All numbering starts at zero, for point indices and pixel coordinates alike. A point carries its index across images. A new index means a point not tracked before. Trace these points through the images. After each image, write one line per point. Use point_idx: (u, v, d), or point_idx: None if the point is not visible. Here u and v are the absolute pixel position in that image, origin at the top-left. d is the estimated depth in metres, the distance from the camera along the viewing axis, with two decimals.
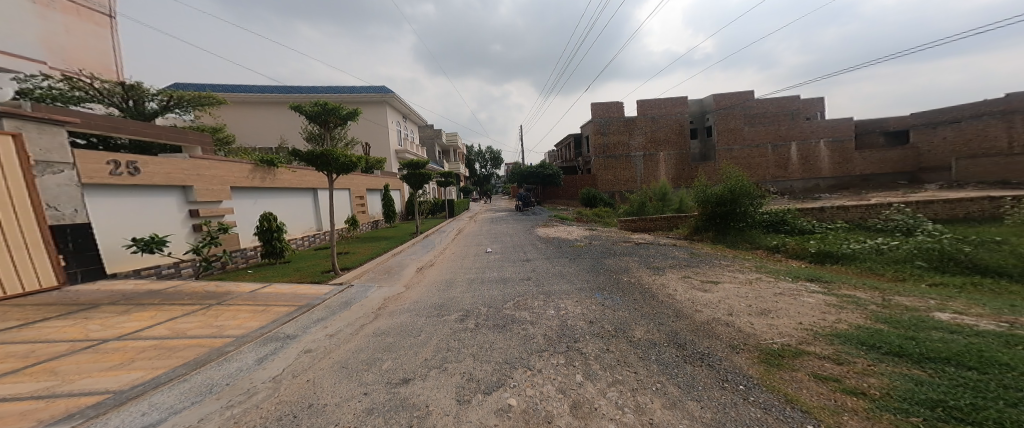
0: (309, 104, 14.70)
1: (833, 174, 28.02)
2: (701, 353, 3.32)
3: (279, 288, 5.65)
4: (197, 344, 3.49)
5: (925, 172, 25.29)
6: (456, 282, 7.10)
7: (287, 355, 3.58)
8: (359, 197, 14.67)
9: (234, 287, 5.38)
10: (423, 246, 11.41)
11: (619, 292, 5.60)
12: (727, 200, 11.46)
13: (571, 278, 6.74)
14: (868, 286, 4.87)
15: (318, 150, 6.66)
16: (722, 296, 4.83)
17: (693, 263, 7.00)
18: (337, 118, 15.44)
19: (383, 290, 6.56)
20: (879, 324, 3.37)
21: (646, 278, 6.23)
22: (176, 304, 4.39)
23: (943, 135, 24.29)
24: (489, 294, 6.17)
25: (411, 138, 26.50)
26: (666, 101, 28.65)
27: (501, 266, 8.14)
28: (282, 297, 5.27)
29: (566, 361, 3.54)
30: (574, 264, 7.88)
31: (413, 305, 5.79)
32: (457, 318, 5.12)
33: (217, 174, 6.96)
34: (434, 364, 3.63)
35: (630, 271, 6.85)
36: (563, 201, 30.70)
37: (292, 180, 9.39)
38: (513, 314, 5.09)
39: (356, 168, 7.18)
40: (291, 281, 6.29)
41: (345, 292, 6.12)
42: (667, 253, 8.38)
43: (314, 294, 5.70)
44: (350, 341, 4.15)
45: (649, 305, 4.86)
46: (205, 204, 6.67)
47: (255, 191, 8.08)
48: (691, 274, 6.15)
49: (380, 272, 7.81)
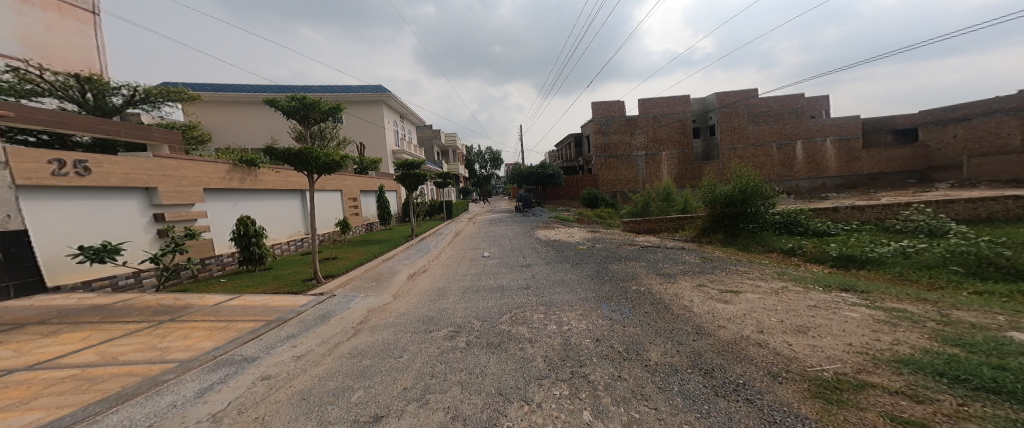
0: (285, 98, 13.54)
1: (840, 173, 27.44)
2: (735, 383, 2.74)
3: (249, 300, 5.09)
4: (128, 374, 2.92)
5: (935, 170, 24.73)
6: (449, 291, 6.55)
7: (237, 385, 3.00)
8: (352, 199, 14.15)
9: (195, 299, 4.83)
10: (418, 250, 10.84)
11: (629, 304, 5.00)
12: (738, 200, 10.87)
13: (573, 286, 6.16)
14: (913, 298, 4.26)
15: (295, 148, 6.07)
16: (746, 308, 4.23)
17: (706, 269, 6.43)
18: (319, 113, 14.20)
19: (368, 300, 6.00)
20: (952, 348, 2.77)
21: (656, 287, 5.65)
22: (119, 322, 3.85)
23: (953, 133, 23.70)
24: (483, 305, 5.61)
25: (408, 138, 26.00)
26: (668, 100, 28.06)
27: (498, 273, 7.59)
28: (250, 311, 4.72)
29: (571, 392, 2.97)
30: (577, 270, 7.30)
31: (399, 318, 5.23)
32: (447, 334, 4.57)
33: (187, 174, 6.41)
34: (414, 395, 3.05)
35: (638, 279, 6.26)
36: (564, 202, 30.19)
37: (275, 182, 8.87)
38: (510, 330, 4.52)
39: (339, 168, 6.59)
40: (266, 291, 5.73)
41: (324, 303, 5.57)
42: (677, 257, 7.79)
43: (288, 306, 5.14)
44: (319, 365, 3.59)
45: (665, 320, 4.27)
46: (172, 207, 6.12)
47: (233, 194, 7.56)
48: (707, 282, 5.55)
49: (368, 279, 7.26)
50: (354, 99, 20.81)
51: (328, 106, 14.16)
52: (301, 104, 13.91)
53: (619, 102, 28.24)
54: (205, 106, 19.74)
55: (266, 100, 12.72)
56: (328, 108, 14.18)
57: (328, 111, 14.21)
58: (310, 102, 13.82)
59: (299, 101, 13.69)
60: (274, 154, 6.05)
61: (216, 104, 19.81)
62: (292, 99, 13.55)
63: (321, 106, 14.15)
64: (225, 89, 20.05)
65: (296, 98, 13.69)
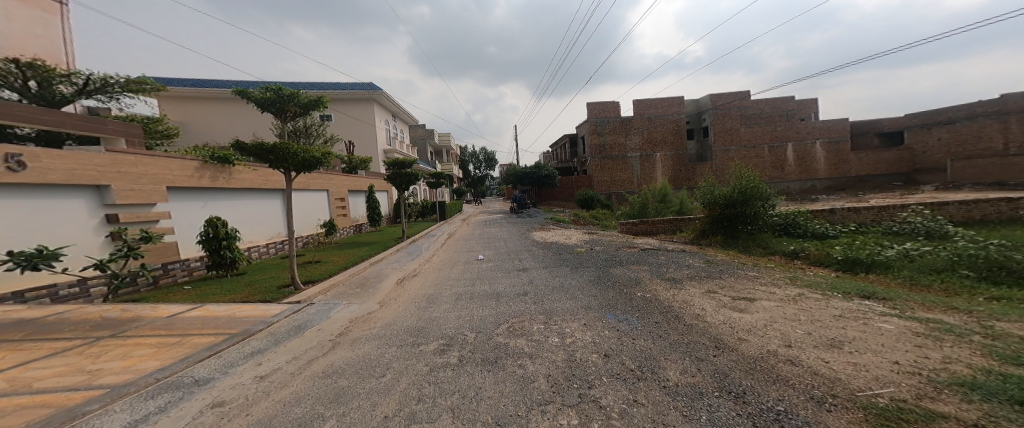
0: (259, 89, 12.68)
1: (829, 175, 27.84)
2: (774, 410, 2.33)
3: (212, 310, 4.55)
4: (41, 406, 2.45)
5: (920, 173, 25.14)
6: (440, 297, 6.08)
7: (179, 415, 2.51)
8: (339, 199, 13.54)
9: (148, 310, 4.29)
10: (408, 252, 10.32)
11: (636, 314, 4.63)
12: (738, 202, 10.67)
13: (574, 293, 5.75)
14: (941, 306, 3.94)
15: (269, 143, 5.49)
16: (765, 318, 3.87)
17: (713, 274, 6.10)
18: (298, 106, 13.43)
19: (350, 309, 5.50)
20: (1017, 369, 2.40)
21: (663, 294, 5.29)
22: (48, 340, 3.33)
23: (937, 136, 24.22)
24: (477, 314, 5.16)
25: (401, 137, 25.37)
26: (662, 101, 28.01)
27: (494, 277, 7.15)
28: (211, 323, 4.20)
29: (581, 421, 2.54)
30: (577, 275, 6.91)
31: (384, 329, 4.76)
32: (437, 348, 4.12)
33: (146, 171, 5.82)
34: (395, 425, 2.58)
35: (643, 285, 5.90)
36: (558, 203, 29.86)
37: (252, 180, 8.29)
38: (507, 344, 4.10)
39: (319, 166, 6.03)
40: (234, 299, 5.19)
41: (300, 313, 5.05)
42: (680, 261, 7.47)
43: (258, 317, 4.63)
44: (286, 387, 3.10)
45: (678, 332, 3.87)
46: (128, 208, 5.51)
47: (204, 193, 7.00)
48: (716, 288, 5.20)
49: (353, 285, 6.73)
50: (343, 96, 20.13)
51: (308, 99, 13.39)
52: (278, 96, 13.12)
53: (614, 103, 28.10)
54: (183, 102, 18.94)
55: (238, 91, 11.68)
56: (308, 101, 13.42)
57: (307, 103, 13.45)
58: (288, 94, 13.05)
59: (274, 92, 12.89)
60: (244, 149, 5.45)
61: (195, 100, 19.03)
62: (266, 91, 12.72)
63: (301, 98, 13.39)
64: (204, 84, 19.21)
65: (270, 89, 12.85)
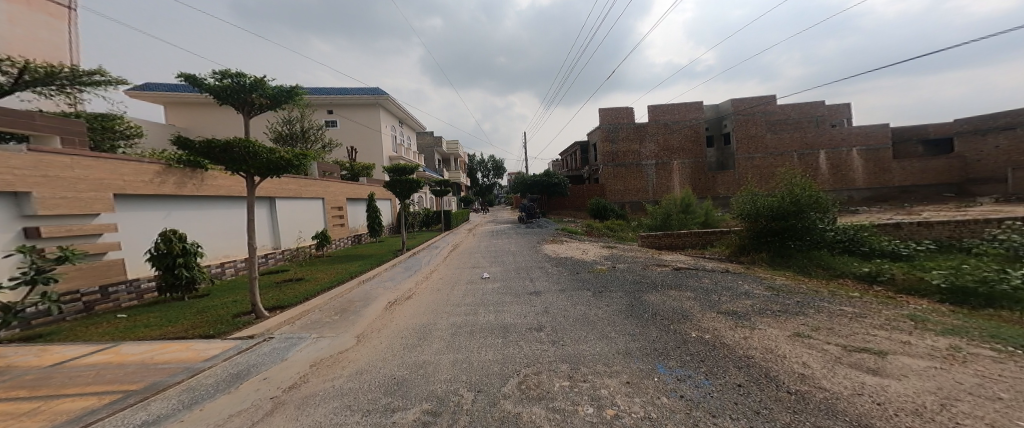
0: (211, 75, 6.68)
1: (868, 184, 25.61)
2: None
3: (125, 353, 3.42)
4: None
5: (974, 183, 22.85)
6: (432, 331, 4.79)
7: None
8: (336, 208, 12.57)
9: (29, 359, 3.17)
10: (405, 268, 9.15)
11: (702, 369, 3.27)
12: (789, 213, 9.14)
13: (605, 332, 4.39)
14: None
15: (220, 139, 4.41)
16: (931, 389, 2.47)
17: (787, 307, 4.66)
18: (264, 100, 7.55)
19: (317, 346, 4.27)
20: None
21: (733, 338, 3.85)
22: None
23: (993, 143, 21.96)
24: (479, 360, 3.85)
25: (408, 145, 24.60)
26: (680, 106, 26.60)
27: (500, 303, 5.82)
28: (112, 373, 3.05)
29: None
30: (603, 303, 5.52)
31: (353, 381, 3.50)
32: (419, 419, 2.82)
33: (86, 175, 4.85)
34: None
35: (694, 321, 4.50)
36: (570, 213, 28.47)
37: (226, 188, 7.34)
38: (520, 414, 2.80)
39: (289, 169, 4.95)
40: (169, 333, 4.03)
41: (250, 352, 3.86)
42: (733, 286, 5.99)
43: (187, 360, 3.47)
44: None
45: (787, 408, 2.48)
46: (56, 219, 4.51)
47: (165, 201, 6.12)
48: (808, 330, 3.78)
49: (330, 311, 5.51)
50: (349, 102, 19.54)
51: (278, 86, 7.59)
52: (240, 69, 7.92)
53: (627, 109, 26.95)
54: (187, 109, 18.71)
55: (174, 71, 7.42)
56: (279, 91, 7.61)
57: (279, 96, 7.60)
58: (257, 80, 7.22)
59: (233, 77, 6.95)
60: (196, 83, 6.32)
61: (200, 106, 18.78)
62: (216, 73, 6.76)
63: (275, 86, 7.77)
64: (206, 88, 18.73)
65: (224, 72, 6.89)
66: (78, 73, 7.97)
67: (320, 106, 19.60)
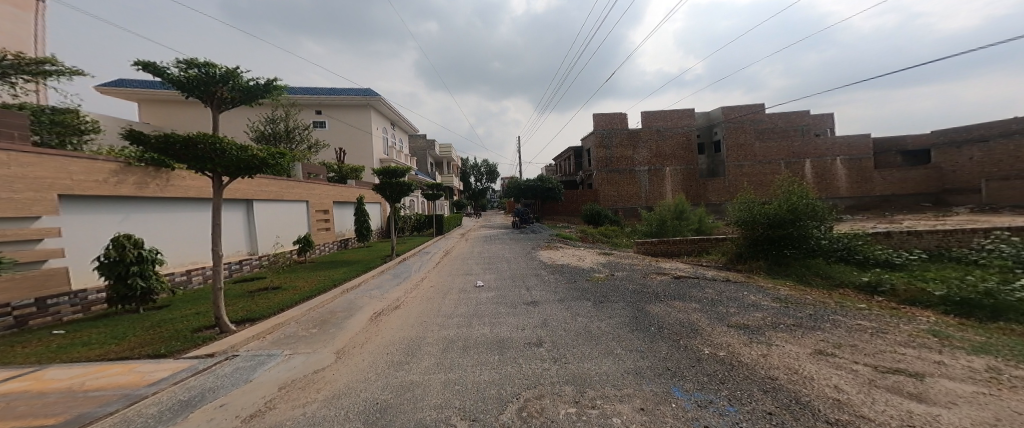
0: (175, 64, 6.16)
1: (851, 193, 26.28)
2: None
3: (48, 381, 2.86)
4: None
5: (951, 193, 23.55)
6: (421, 346, 4.34)
7: None
8: (320, 211, 11.96)
9: None
10: (394, 275, 8.65)
11: (723, 393, 2.93)
12: (787, 222, 9.01)
13: (611, 348, 4.03)
14: None
15: (181, 134, 3.90)
16: (991, 421, 2.17)
17: (801, 320, 4.39)
18: (236, 94, 7.02)
19: (289, 365, 3.76)
20: None
21: (752, 356, 3.53)
22: None
23: (969, 155, 22.70)
24: (473, 381, 3.42)
25: (399, 148, 24.05)
26: (672, 113, 26.84)
27: (495, 315, 5.41)
28: (23, 406, 2.50)
29: None
30: (605, 315, 5.17)
31: (327, 407, 3.02)
32: None
33: (25, 172, 4.25)
34: None
35: (705, 336, 4.17)
36: (563, 218, 28.28)
37: (194, 189, 6.74)
38: None
39: (263, 170, 4.48)
40: (110, 354, 3.48)
41: (208, 373, 3.35)
42: (740, 298, 5.71)
43: (128, 386, 2.94)
44: None
45: None
46: None
47: (120, 202, 5.54)
48: (831, 348, 3.50)
49: (308, 324, 5.00)
50: (336, 102, 18.95)
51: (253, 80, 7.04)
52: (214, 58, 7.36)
53: (621, 115, 27.02)
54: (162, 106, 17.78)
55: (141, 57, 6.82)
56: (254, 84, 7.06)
57: (253, 90, 7.06)
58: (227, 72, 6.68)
59: (200, 67, 6.40)
60: (158, 72, 5.76)
61: (176, 104, 17.87)
62: (181, 62, 6.22)
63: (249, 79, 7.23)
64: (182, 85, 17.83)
65: (190, 62, 6.34)
66: (25, 61, 7.37)
67: (306, 106, 18.94)
